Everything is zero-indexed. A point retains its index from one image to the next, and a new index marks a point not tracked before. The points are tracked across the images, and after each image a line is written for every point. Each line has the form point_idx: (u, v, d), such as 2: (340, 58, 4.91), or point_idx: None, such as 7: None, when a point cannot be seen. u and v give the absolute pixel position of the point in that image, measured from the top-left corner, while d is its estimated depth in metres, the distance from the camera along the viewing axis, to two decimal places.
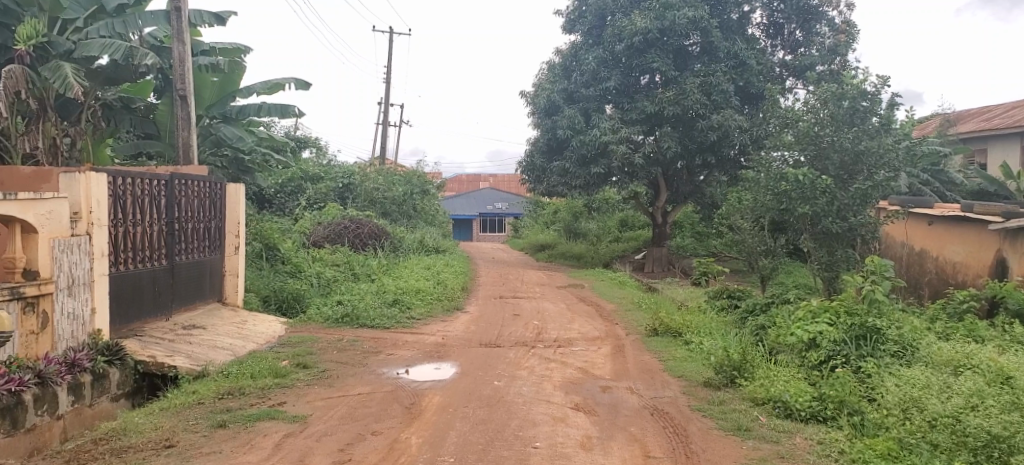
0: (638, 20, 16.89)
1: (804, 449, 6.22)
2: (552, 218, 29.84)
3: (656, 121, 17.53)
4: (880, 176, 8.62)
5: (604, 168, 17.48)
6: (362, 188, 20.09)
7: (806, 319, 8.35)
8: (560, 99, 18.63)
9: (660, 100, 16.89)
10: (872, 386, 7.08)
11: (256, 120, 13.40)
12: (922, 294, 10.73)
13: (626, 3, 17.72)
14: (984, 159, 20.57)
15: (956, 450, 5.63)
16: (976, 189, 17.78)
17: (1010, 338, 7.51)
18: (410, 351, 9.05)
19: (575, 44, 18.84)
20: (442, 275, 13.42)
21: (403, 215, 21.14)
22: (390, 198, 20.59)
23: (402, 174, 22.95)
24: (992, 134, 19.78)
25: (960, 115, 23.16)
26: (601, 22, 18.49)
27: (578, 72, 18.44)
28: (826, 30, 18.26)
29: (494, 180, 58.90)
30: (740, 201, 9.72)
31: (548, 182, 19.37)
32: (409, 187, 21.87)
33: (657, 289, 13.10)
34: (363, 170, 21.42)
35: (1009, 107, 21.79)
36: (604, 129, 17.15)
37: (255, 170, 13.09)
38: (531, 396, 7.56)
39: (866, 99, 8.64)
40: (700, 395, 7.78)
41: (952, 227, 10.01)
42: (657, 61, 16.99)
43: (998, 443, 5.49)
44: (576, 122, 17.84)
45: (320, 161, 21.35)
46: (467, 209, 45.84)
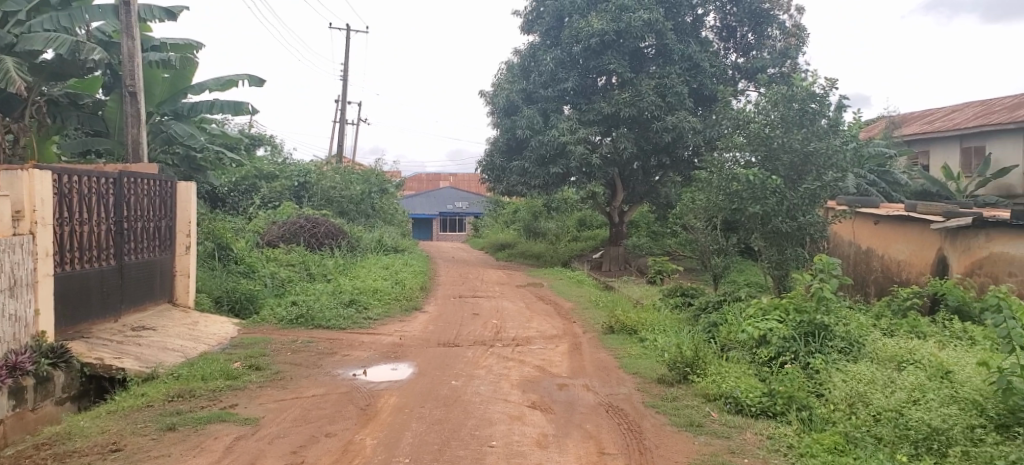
0: (596, 22, 17.05)
1: (754, 444, 6.39)
2: (512, 217, 29.93)
3: (612, 122, 17.69)
4: (829, 176, 8.68)
5: (563, 168, 17.47)
6: (319, 187, 19.78)
7: (757, 317, 8.53)
8: (520, 99, 18.60)
9: (616, 102, 17.06)
10: (820, 382, 7.25)
11: (209, 117, 13.13)
12: (869, 292, 10.99)
13: (584, 4, 17.80)
14: (926, 160, 21.14)
15: (898, 442, 5.91)
16: (919, 190, 18.34)
17: (950, 333, 7.73)
18: (367, 351, 8.96)
19: (532, 45, 18.80)
20: (401, 274, 13.34)
21: (361, 214, 20.91)
22: (348, 197, 20.35)
23: (360, 173, 22.70)
24: (935, 136, 20.32)
25: (903, 118, 23.79)
26: (558, 23, 18.55)
27: (536, 73, 18.41)
28: (777, 34, 18.60)
29: (455, 179, 58.74)
30: (692, 201, 9.68)
31: (509, 183, 19.30)
32: (367, 186, 21.64)
33: (613, 288, 13.19)
34: (319, 168, 21.10)
35: (950, 109, 22.51)
36: (562, 130, 17.19)
37: (208, 169, 12.87)
38: (487, 395, 7.58)
39: (816, 101, 8.72)
40: (654, 392, 7.90)
41: (896, 227, 10.23)
42: (612, 62, 17.16)
43: (937, 436, 5.79)
44: (535, 122, 17.85)
45: (275, 160, 20.98)
46: (427, 209, 45.59)
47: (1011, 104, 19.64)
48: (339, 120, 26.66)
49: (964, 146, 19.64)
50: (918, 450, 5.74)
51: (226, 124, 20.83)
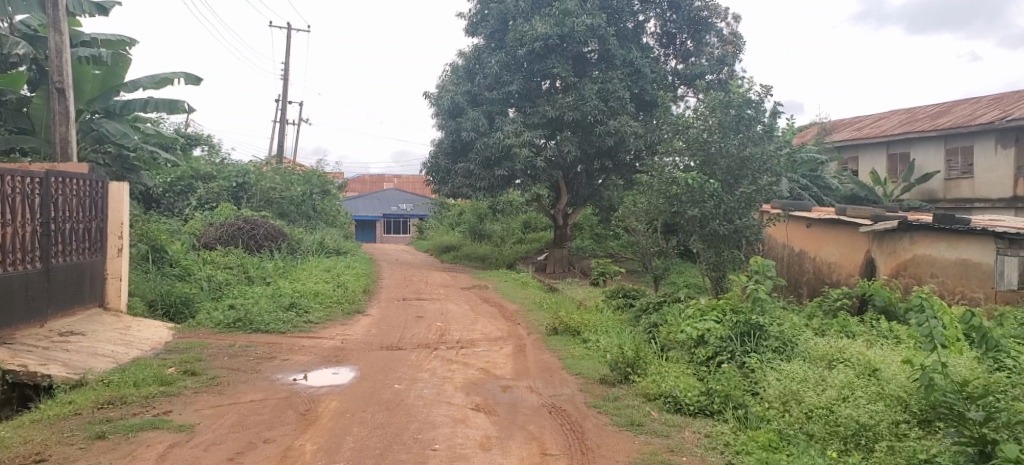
0: (540, 26, 17.15)
1: (692, 442, 6.52)
2: (457, 219, 29.88)
3: (557, 125, 17.82)
4: (764, 180, 8.93)
5: (508, 171, 17.51)
6: (258, 188, 19.30)
7: (695, 317, 8.71)
8: (464, 102, 18.44)
9: (560, 106, 17.24)
10: (755, 380, 7.45)
11: (142, 116, 12.72)
12: (802, 293, 11.34)
13: (528, 8, 17.89)
14: (855, 165, 21.83)
15: (829, 438, 6.13)
16: (849, 194, 19.09)
17: (877, 332, 8.02)
18: (308, 356, 8.81)
19: (477, 47, 18.69)
20: (343, 277, 13.17)
21: (302, 215, 20.53)
22: (288, 198, 19.95)
23: (301, 174, 22.30)
24: (863, 142, 21.04)
25: (834, 124, 24.61)
26: (503, 26, 18.54)
27: (480, 76, 18.33)
28: (714, 41, 19.05)
29: (399, 181, 58.35)
30: (634, 204, 9.70)
31: (453, 185, 19.04)
32: (309, 187, 21.28)
33: (557, 290, 13.28)
34: (259, 168, 20.64)
35: (878, 116, 23.41)
36: (507, 132, 17.22)
37: (141, 169, 12.49)
38: (431, 398, 7.54)
39: (751, 107, 8.92)
40: (595, 392, 7.99)
41: (827, 230, 10.57)
42: (557, 66, 17.31)
43: (865, 431, 6.03)
44: (480, 124, 17.77)
45: (212, 160, 20.42)
46: (370, 211, 45.07)
47: (932, 113, 20.55)
48: (280, 119, 26.09)
49: (891, 152, 20.41)
50: (847, 446, 5.97)
51: (160, 123, 20.18)
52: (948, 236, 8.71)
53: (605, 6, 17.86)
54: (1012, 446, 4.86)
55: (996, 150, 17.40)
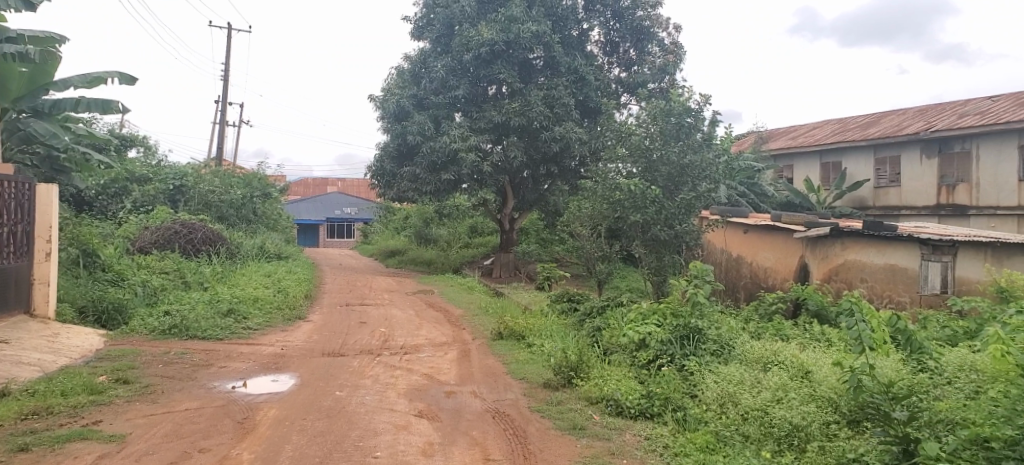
0: (485, 31, 17.15)
1: (632, 445, 6.62)
2: (403, 223, 29.71)
3: (503, 130, 17.85)
4: (702, 187, 9.11)
5: (455, 175, 17.50)
6: (196, 190, 18.86)
7: (637, 321, 8.87)
8: (410, 105, 18.21)
9: (506, 111, 17.24)
10: (694, 383, 7.60)
11: (73, 116, 12.29)
12: (739, 297, 11.59)
13: (474, 13, 17.97)
14: (791, 174, 22.39)
15: (763, 440, 6.30)
16: (783, 201, 19.71)
17: (810, 335, 8.25)
18: (247, 363, 8.64)
19: (423, 51, 18.59)
20: (283, 282, 12.95)
21: (242, 219, 20.10)
22: (228, 201, 19.52)
23: (241, 177, 21.84)
24: (799, 151, 21.60)
25: (771, 133, 25.27)
26: (449, 31, 18.42)
27: (426, 79, 18.19)
28: (656, 50, 19.36)
29: (343, 184, 57.78)
30: (578, 209, 9.78)
31: (399, 188, 18.83)
32: (250, 190, 20.87)
33: (504, 294, 13.31)
34: (197, 171, 20.12)
35: (812, 125, 24.13)
36: (453, 136, 17.18)
37: (72, 171, 12.08)
38: (373, 405, 7.47)
39: (691, 115, 9.08)
40: (539, 396, 8.04)
41: (763, 235, 10.82)
42: (502, 72, 17.38)
43: (798, 432, 6.20)
44: (426, 128, 17.64)
45: (148, 162, 19.82)
46: (313, 214, 44.23)
47: (862, 123, 21.32)
48: (221, 121, 25.38)
49: (824, 161, 21.03)
50: (781, 447, 6.15)
51: (92, 123, 19.48)
52: (876, 242, 9.08)
53: (551, 13, 18.08)
54: (933, 444, 5.11)
55: (921, 160, 18.23)
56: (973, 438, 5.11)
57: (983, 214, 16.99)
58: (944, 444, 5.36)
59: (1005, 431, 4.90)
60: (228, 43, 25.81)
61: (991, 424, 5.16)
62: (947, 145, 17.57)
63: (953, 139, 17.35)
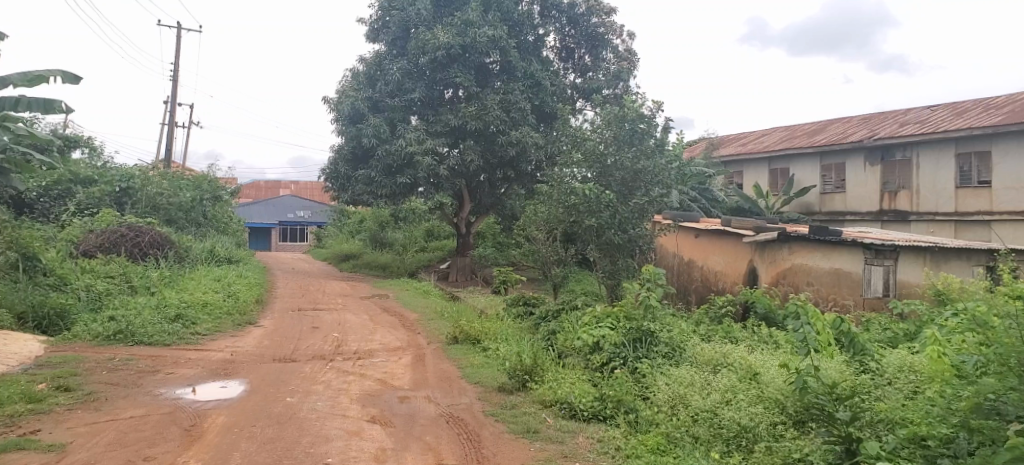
0: (441, 35, 17.09)
1: (585, 447, 6.68)
2: (358, 227, 29.50)
3: (459, 134, 17.87)
4: (655, 192, 9.27)
5: (411, 178, 17.43)
6: (143, 193, 18.34)
7: (592, 324, 8.96)
8: (366, 108, 18.00)
9: (463, 115, 17.29)
10: (646, 385, 7.69)
11: (12, 115, 11.87)
12: (690, 300, 11.78)
13: (429, 16, 17.98)
14: (740, 179, 22.80)
15: (712, 441, 6.42)
16: (734, 206, 20.09)
17: (758, 338, 8.43)
18: (195, 369, 8.48)
19: (378, 54, 18.41)
20: (234, 287, 12.73)
21: (191, 222, 19.68)
22: (176, 205, 19.07)
23: (190, 179, 21.40)
24: (748, 157, 22.06)
25: (721, 139, 25.77)
26: (404, 34, 18.29)
27: (382, 82, 18.04)
28: (611, 57, 19.79)
29: (297, 188, 57.15)
30: (533, 214, 9.85)
31: (354, 191, 18.65)
32: (199, 193, 20.50)
33: (459, 298, 13.30)
34: (144, 172, 19.60)
35: (760, 132, 24.73)
36: (410, 140, 17.13)
37: (11, 172, 11.66)
38: (325, 411, 7.40)
39: (644, 121, 9.21)
40: (493, 400, 8.05)
41: (714, 240, 11.01)
42: (459, 76, 17.37)
43: (746, 433, 6.32)
44: (382, 131, 17.49)
45: (92, 163, 19.25)
46: (266, 218, 43.44)
47: (810, 130, 21.89)
48: (170, 121, 24.71)
49: (772, 167, 21.49)
50: (729, 447, 6.27)
51: (33, 123, 18.82)
52: (822, 246, 9.30)
53: (507, 18, 18.09)
54: (873, 444, 5.24)
55: (865, 167, 18.74)
56: (912, 437, 5.24)
57: (923, 220, 17.60)
58: (884, 443, 5.52)
59: (941, 431, 4.97)
60: (178, 43, 25.25)
61: (926, 422, 5.27)
62: (888, 153, 18.13)
63: (895, 147, 17.90)
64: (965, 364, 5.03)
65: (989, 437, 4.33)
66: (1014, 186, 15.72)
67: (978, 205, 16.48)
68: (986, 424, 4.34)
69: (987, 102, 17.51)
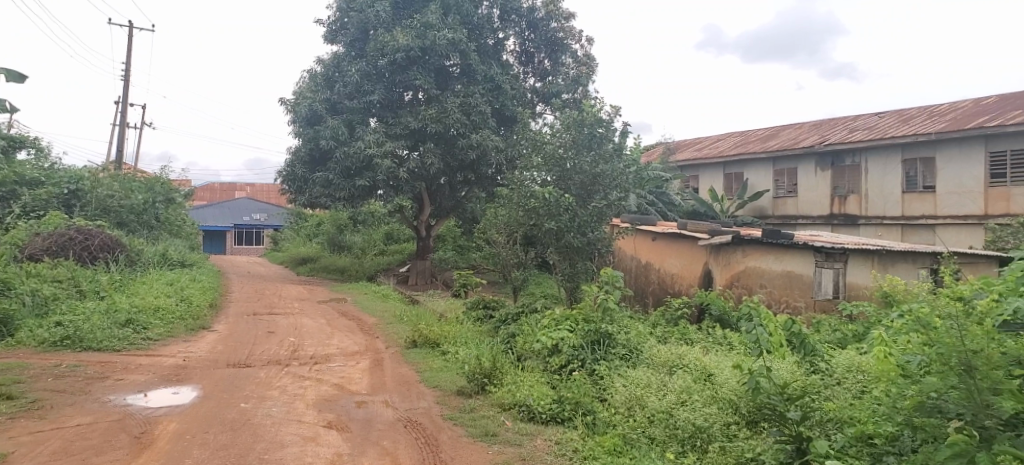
0: (401, 37, 17.10)
1: (543, 450, 6.71)
2: (317, 230, 29.21)
3: (419, 136, 17.78)
4: (614, 196, 9.39)
5: (370, 181, 17.28)
6: (93, 195, 17.88)
7: (551, 326, 9.02)
8: (325, 109, 18.11)
9: (423, 118, 17.23)
10: (603, 387, 7.76)
11: None
12: (648, 302, 11.91)
13: (388, 19, 17.80)
14: (695, 183, 23.15)
15: (668, 441, 6.50)
16: (690, 210, 20.39)
17: (713, 339, 8.58)
18: (146, 375, 8.30)
19: (336, 55, 18.34)
20: (187, 291, 12.51)
21: (143, 225, 19.26)
22: (128, 207, 18.63)
23: (141, 181, 20.96)
24: (703, 162, 22.40)
25: (678, 143, 26.15)
26: (363, 35, 18.28)
27: (340, 83, 17.92)
28: (570, 61, 19.94)
29: (252, 190, 56.35)
30: (493, 216, 9.85)
31: (311, 194, 18.43)
32: (151, 195, 20.17)
33: (419, 302, 13.25)
34: (94, 174, 19.09)
35: (715, 137, 25.13)
36: (369, 142, 16.95)
37: None
38: (280, 417, 7.30)
39: (602, 125, 9.33)
40: (451, 404, 8.04)
41: (671, 243, 11.15)
42: (418, 78, 17.35)
43: (700, 434, 6.40)
44: (340, 133, 17.39)
45: (39, 164, 18.68)
46: (220, 220, 42.67)
47: (763, 135, 22.37)
48: (121, 122, 24.11)
49: (727, 171, 21.89)
50: (684, 448, 6.35)
51: None
52: (774, 249, 9.54)
53: (467, 21, 18.14)
54: (823, 442, 5.37)
55: (816, 172, 19.23)
56: (859, 436, 5.37)
57: (872, 224, 18.05)
58: (832, 442, 5.65)
59: (886, 429, 5.07)
60: (130, 42, 24.65)
61: (873, 421, 5.37)
62: (839, 159, 18.64)
63: (845, 152, 18.40)
64: (906, 364, 5.09)
65: (931, 433, 4.50)
66: (957, 191, 16.19)
67: (922, 210, 16.91)
68: (928, 422, 4.48)
69: (931, 109, 18.08)
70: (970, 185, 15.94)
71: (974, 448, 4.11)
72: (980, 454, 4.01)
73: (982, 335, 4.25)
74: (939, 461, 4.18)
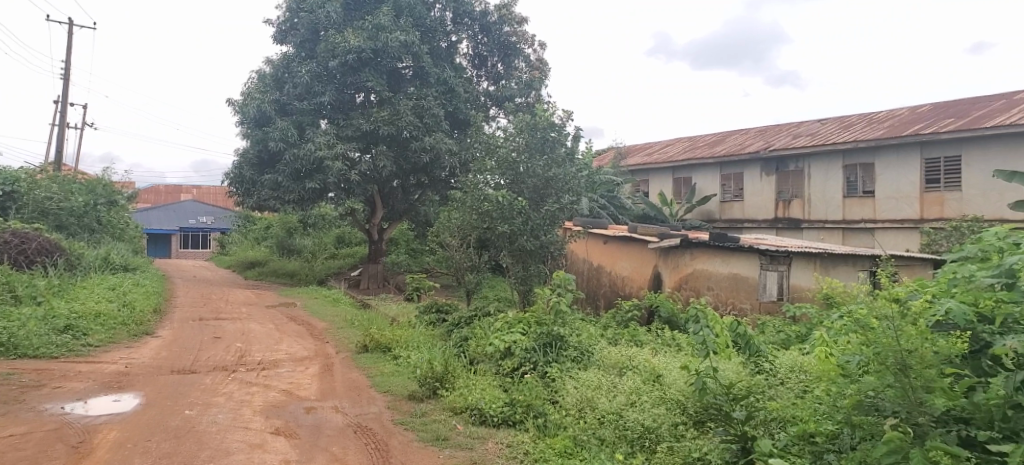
0: (352, 38, 17.00)
1: (494, 453, 6.74)
2: (265, 234, 28.77)
3: (371, 139, 17.65)
4: (566, 199, 9.46)
5: (320, 183, 17.10)
6: (30, 197, 17.30)
7: (504, 329, 9.05)
8: (272, 111, 17.68)
9: (375, 120, 17.11)
10: (555, 389, 7.81)
11: None
12: (598, 305, 12.08)
13: (340, 19, 17.80)
14: (645, 188, 23.51)
15: (617, 442, 6.56)
16: (641, 214, 20.69)
17: (662, 341, 8.72)
18: (85, 383, 8.07)
19: (286, 56, 18.12)
20: (130, 296, 12.18)
21: (83, 229, 18.70)
22: (68, 209, 18.06)
23: (82, 183, 20.31)
24: (652, 167, 22.74)
25: (629, 148, 26.52)
26: (314, 36, 18.16)
27: (290, 84, 17.73)
28: (523, 66, 20.08)
29: (199, 193, 55.16)
30: (447, 219, 9.81)
31: (259, 196, 18.08)
32: (91, 197, 19.59)
33: (370, 306, 13.16)
34: (31, 175, 18.43)
35: (664, 143, 25.58)
36: (319, 144, 16.74)
37: None
38: (226, 424, 7.17)
39: (555, 130, 9.44)
40: (403, 409, 8.00)
41: (621, 246, 11.36)
42: (370, 80, 17.18)
43: (649, 434, 6.47)
44: (289, 135, 17.17)
45: None
46: (165, 223, 41.63)
47: (710, 141, 22.84)
48: (60, 122, 23.28)
49: (675, 176, 22.23)
50: (633, 448, 6.42)
51: None
52: (721, 252, 9.77)
53: (420, 24, 18.22)
54: (767, 442, 5.33)
55: (762, 177, 19.71)
56: (801, 434, 5.35)
57: (814, 227, 18.57)
58: (776, 441, 5.70)
59: (827, 427, 5.16)
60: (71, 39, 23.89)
61: (816, 420, 5.42)
62: (783, 164, 19.12)
63: (788, 158, 18.91)
64: (846, 364, 5.05)
65: (869, 431, 4.63)
66: (895, 196, 16.69)
67: (862, 214, 17.43)
68: (866, 421, 4.62)
69: (871, 116, 18.65)
70: (907, 190, 16.43)
71: (908, 444, 4.23)
72: (914, 450, 4.12)
73: (916, 335, 4.40)
74: (878, 458, 4.29)
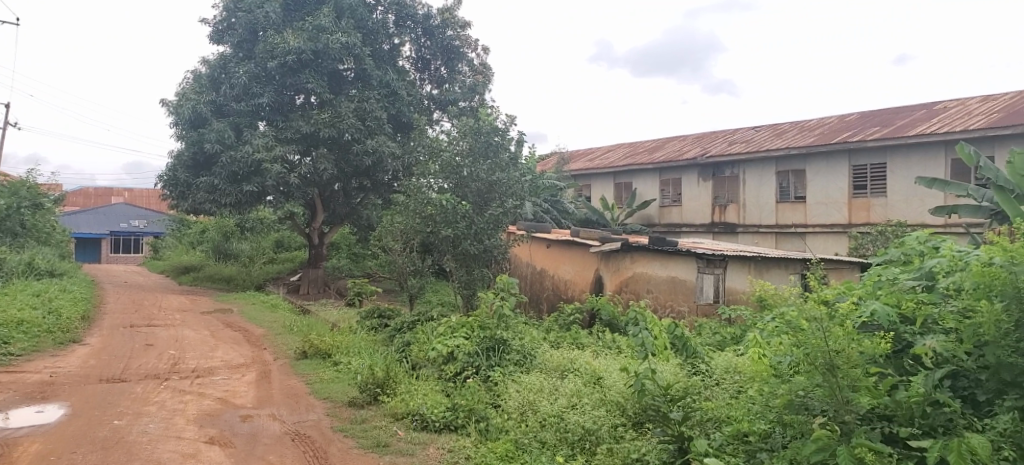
0: (292, 39, 16.80)
1: (434, 458, 6.71)
2: (201, 237, 28.12)
3: (312, 141, 17.41)
4: (510, 203, 9.56)
5: (258, 186, 16.90)
6: None
7: (447, 334, 9.04)
8: (209, 112, 17.33)
9: (315, 122, 16.88)
10: (497, 393, 7.83)
11: None
12: (542, 308, 12.19)
13: (279, 19, 17.56)
14: (588, 192, 23.71)
15: (559, 444, 6.58)
16: (583, 218, 20.93)
17: (602, 343, 8.85)
18: (5, 394, 7.73)
19: (223, 56, 17.72)
20: (55, 303, 11.72)
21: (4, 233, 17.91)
22: None
23: (5, 184, 19.42)
24: (594, 172, 22.99)
25: (571, 153, 26.76)
26: (252, 36, 17.81)
27: (227, 84, 17.33)
28: (466, 70, 20.16)
29: (131, 195, 53.35)
30: (388, 223, 9.74)
31: (194, 199, 17.56)
32: (14, 200, 18.78)
33: (310, 312, 12.97)
34: None
35: (605, 148, 25.92)
36: (257, 146, 16.52)
37: None
38: (157, 434, 6.97)
39: (499, 134, 9.49)
40: (343, 415, 7.91)
41: (562, 250, 11.53)
42: (310, 81, 16.98)
43: (589, 436, 6.50)
44: (225, 137, 16.85)
45: None
46: (93, 227, 40.02)
47: (650, 147, 23.21)
48: None
49: (616, 180, 22.55)
50: (573, 450, 6.44)
51: None
52: (660, 256, 10.04)
53: (361, 25, 17.99)
54: (702, 442, 5.47)
55: (699, 182, 20.18)
56: (735, 434, 5.48)
57: (749, 232, 19.06)
58: (712, 440, 5.81)
59: (759, 426, 5.16)
60: None
61: (747, 419, 5.52)
62: (719, 170, 19.60)
63: (724, 164, 19.41)
64: (778, 363, 5.26)
65: (799, 430, 4.65)
66: (824, 201, 17.27)
67: (795, 219, 17.97)
68: (796, 419, 4.63)
69: (803, 124, 19.29)
70: (835, 196, 17.03)
71: (836, 442, 4.31)
72: (841, 447, 4.19)
73: (842, 336, 4.53)
74: (806, 457, 4.35)
